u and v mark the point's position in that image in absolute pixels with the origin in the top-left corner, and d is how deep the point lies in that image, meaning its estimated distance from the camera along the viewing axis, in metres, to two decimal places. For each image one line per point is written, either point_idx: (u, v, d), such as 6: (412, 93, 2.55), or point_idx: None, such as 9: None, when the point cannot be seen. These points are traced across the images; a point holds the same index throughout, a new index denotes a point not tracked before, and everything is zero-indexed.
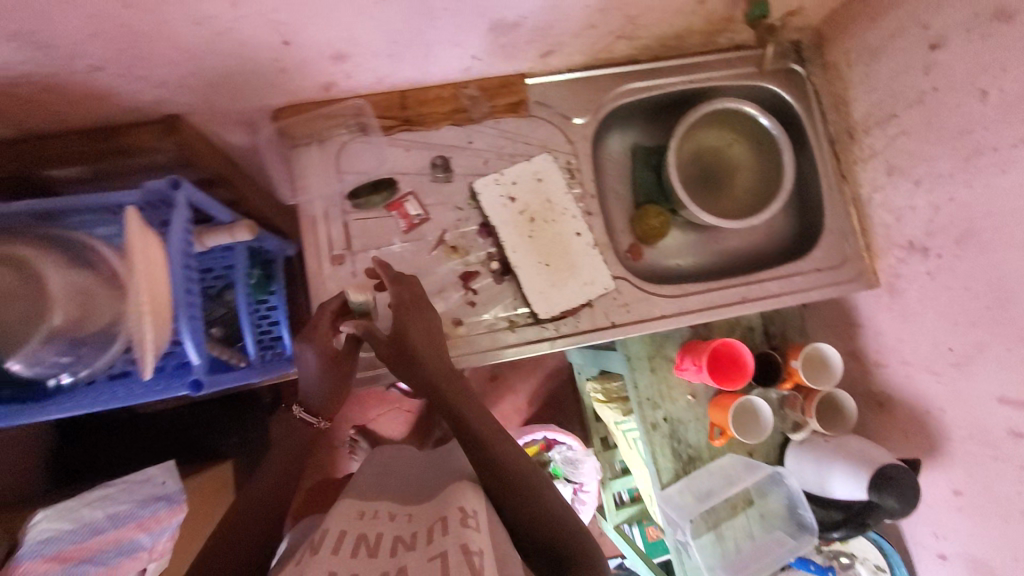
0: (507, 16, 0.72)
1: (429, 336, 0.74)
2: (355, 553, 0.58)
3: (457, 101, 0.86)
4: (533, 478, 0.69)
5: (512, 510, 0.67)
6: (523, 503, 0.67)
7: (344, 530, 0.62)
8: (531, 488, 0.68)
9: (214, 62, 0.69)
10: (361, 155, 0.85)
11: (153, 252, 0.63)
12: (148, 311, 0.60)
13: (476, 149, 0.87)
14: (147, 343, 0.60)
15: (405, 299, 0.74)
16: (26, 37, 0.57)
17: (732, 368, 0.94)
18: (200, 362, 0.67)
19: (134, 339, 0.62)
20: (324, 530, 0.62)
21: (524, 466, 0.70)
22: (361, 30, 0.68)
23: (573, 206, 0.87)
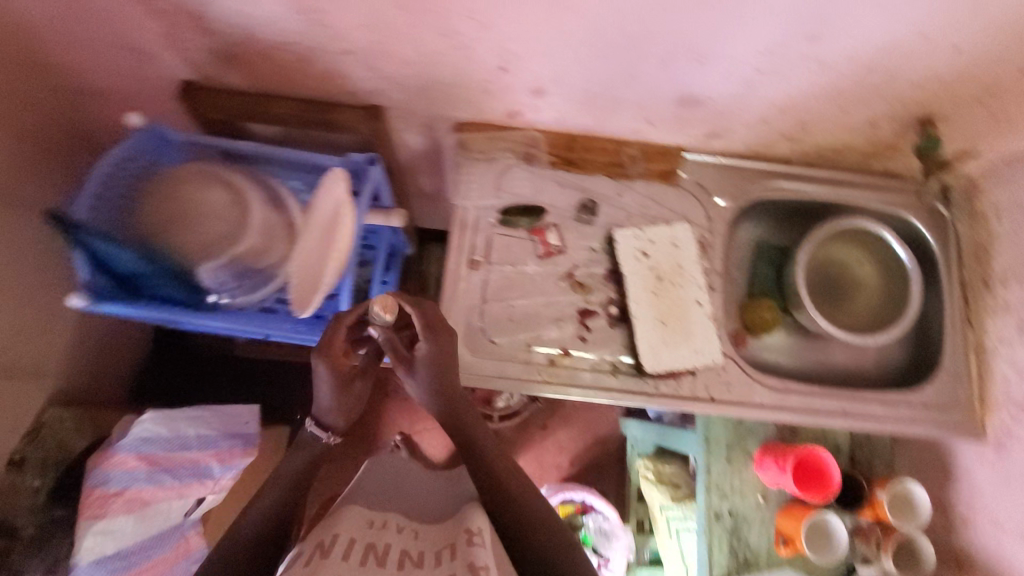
0: (694, 93, 0.79)
1: (455, 365, 0.75)
2: (365, 563, 0.54)
3: (617, 156, 0.94)
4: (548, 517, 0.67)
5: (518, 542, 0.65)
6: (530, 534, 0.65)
7: (353, 538, 0.58)
8: (551, 527, 0.66)
9: (435, 70, 0.79)
10: (519, 180, 0.93)
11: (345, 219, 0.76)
12: (336, 261, 0.76)
13: (622, 202, 0.93)
14: (324, 286, 0.76)
15: (428, 322, 0.74)
16: (314, 13, 0.69)
17: (815, 479, 0.92)
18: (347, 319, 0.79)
19: (312, 280, 0.78)
20: (332, 536, 0.58)
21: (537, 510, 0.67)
22: (567, 73, 0.77)
23: (700, 277, 0.91)
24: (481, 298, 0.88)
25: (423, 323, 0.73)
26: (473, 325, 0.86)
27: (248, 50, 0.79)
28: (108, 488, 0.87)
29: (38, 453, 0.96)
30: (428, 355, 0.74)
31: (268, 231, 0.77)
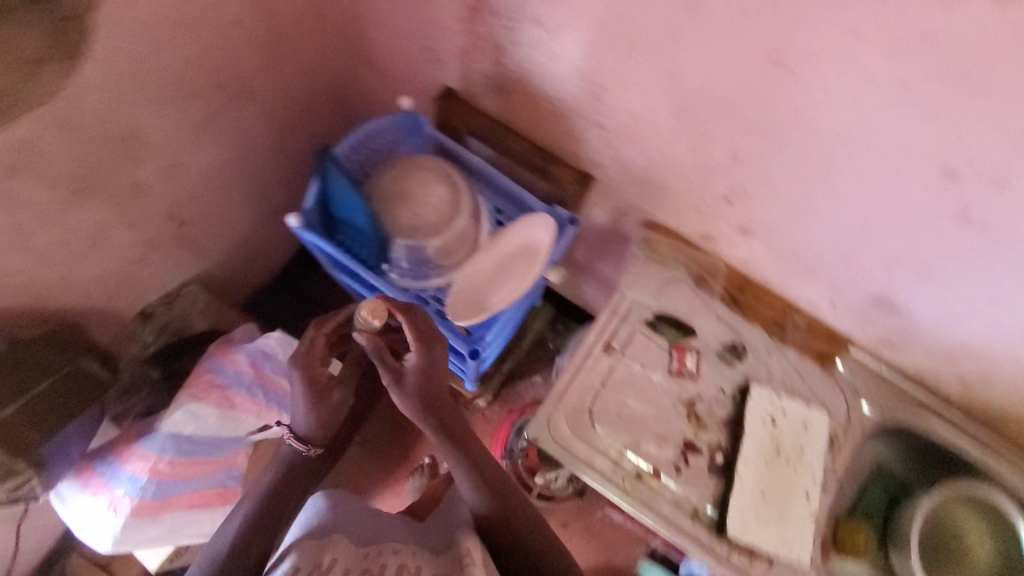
0: (895, 300, 0.79)
1: (442, 377, 0.74)
2: None
3: (783, 318, 0.94)
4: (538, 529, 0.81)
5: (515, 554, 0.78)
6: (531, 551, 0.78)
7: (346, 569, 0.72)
8: (540, 533, 0.80)
9: (664, 174, 0.84)
10: (681, 295, 0.95)
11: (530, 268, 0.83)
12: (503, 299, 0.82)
13: (768, 361, 0.92)
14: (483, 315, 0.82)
15: (421, 334, 0.73)
16: (597, 88, 0.77)
17: None
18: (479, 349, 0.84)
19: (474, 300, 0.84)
20: (328, 561, 0.71)
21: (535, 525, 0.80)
22: (782, 230, 0.80)
23: (817, 470, 0.86)
24: (599, 382, 0.89)
25: (414, 337, 0.72)
26: (582, 403, 0.87)
27: (518, 88, 0.89)
28: (217, 378, 0.96)
29: (165, 316, 1.06)
30: (416, 369, 0.72)
31: (464, 240, 0.87)
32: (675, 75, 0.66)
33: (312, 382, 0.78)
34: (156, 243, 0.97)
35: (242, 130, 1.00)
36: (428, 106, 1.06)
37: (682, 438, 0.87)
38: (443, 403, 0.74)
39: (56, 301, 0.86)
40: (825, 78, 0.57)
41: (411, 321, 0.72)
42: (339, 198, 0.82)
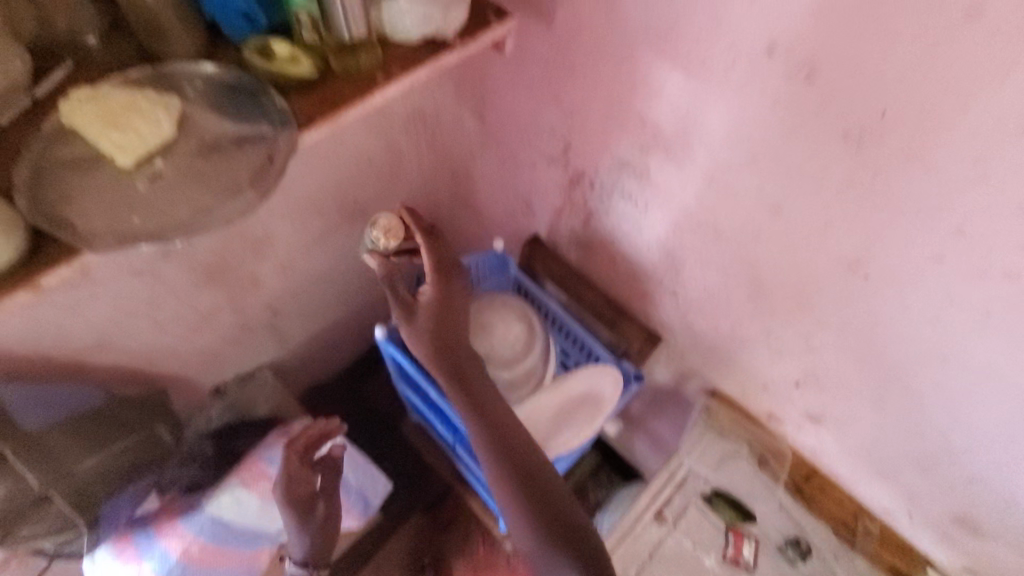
0: (981, 527, 0.73)
1: (455, 308, 0.77)
2: None
3: (853, 522, 0.87)
4: (552, 484, 0.71)
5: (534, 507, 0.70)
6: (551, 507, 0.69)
7: None
8: (555, 499, 0.70)
9: (731, 349, 0.86)
10: (739, 474, 0.92)
11: (590, 412, 0.87)
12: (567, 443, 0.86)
13: (831, 565, 0.87)
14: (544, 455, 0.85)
15: (438, 265, 0.77)
16: (676, 260, 0.83)
17: None
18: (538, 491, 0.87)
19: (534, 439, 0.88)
20: None
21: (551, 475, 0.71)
22: (854, 426, 0.77)
23: None
24: (647, 557, 0.85)
25: (431, 264, 0.76)
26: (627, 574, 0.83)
27: (600, 247, 0.97)
28: (268, 468, 0.95)
29: (235, 394, 1.11)
30: (430, 301, 0.76)
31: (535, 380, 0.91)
32: (752, 263, 0.71)
33: (292, 497, 0.86)
34: (249, 328, 1.06)
35: (352, 247, 1.12)
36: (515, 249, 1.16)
37: None
38: (447, 333, 0.75)
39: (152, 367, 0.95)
40: (907, 290, 0.58)
41: (429, 244, 0.77)
42: None
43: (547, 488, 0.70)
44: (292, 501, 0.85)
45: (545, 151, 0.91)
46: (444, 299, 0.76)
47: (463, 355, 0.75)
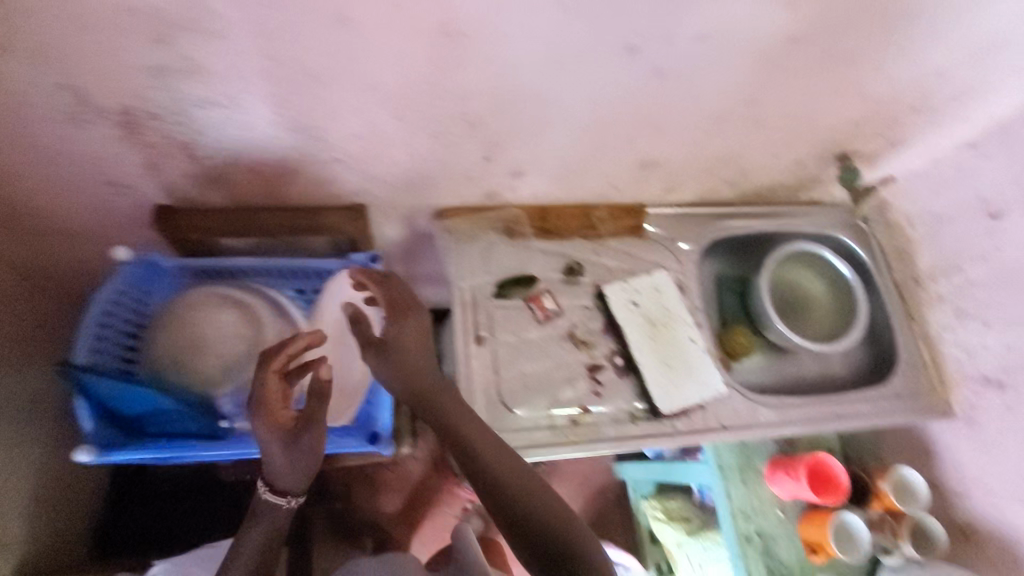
0: (654, 156, 0.90)
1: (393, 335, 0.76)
2: None
3: (588, 219, 1.02)
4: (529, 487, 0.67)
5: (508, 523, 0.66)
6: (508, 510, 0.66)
7: None
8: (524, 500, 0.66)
9: (423, 165, 0.84)
10: (504, 254, 0.98)
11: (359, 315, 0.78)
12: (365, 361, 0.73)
13: (602, 261, 1.01)
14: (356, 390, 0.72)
15: (388, 295, 0.79)
16: (309, 129, 0.73)
17: (826, 484, 0.98)
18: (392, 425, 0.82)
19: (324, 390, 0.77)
20: None
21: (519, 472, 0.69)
22: (546, 154, 0.85)
23: (686, 316, 0.98)
24: (498, 369, 0.90)
25: (383, 296, 0.79)
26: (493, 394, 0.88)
27: (232, 171, 0.81)
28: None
29: None
30: (390, 336, 0.76)
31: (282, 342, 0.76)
32: (373, 82, 0.66)
33: (276, 421, 0.67)
34: None
35: None
36: (152, 235, 0.91)
37: (586, 365, 0.93)
38: (399, 360, 0.75)
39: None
40: (498, 19, 0.60)
41: None
42: (128, 395, 0.68)
43: (504, 501, 0.67)
44: (274, 426, 0.67)
45: (65, 113, 0.66)
46: (401, 336, 0.76)
47: (431, 387, 0.74)
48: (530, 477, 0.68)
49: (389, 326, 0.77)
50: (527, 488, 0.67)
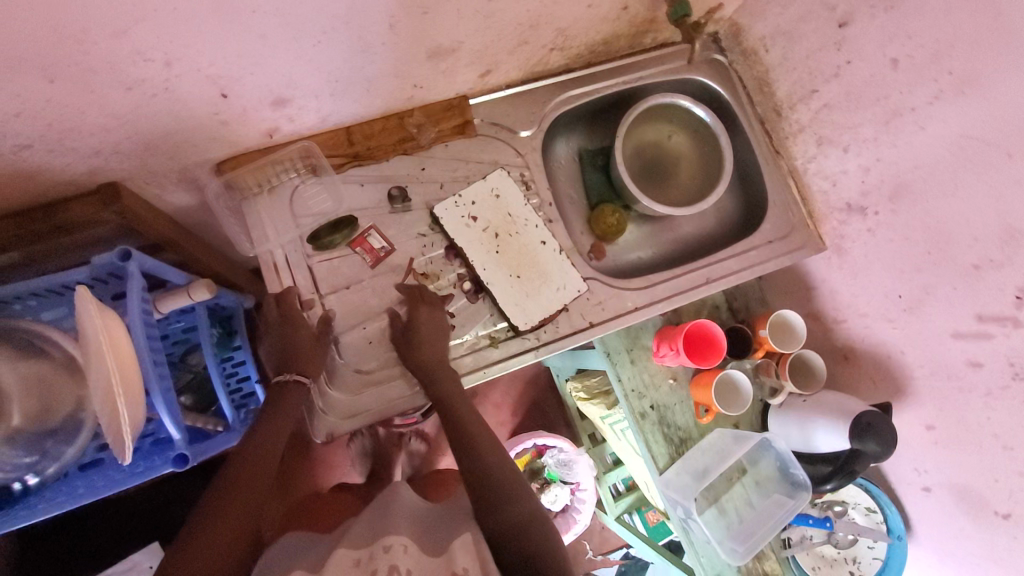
0: (443, 43, 0.74)
1: (438, 329, 0.80)
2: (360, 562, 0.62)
3: (404, 130, 0.87)
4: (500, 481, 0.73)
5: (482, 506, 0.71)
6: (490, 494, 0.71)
7: None
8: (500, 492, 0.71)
9: (150, 123, 0.66)
10: (312, 198, 0.85)
11: (114, 328, 0.63)
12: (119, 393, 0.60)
13: (430, 175, 0.88)
14: (123, 420, 0.60)
15: (416, 295, 0.82)
16: None
17: (707, 346, 0.98)
18: (180, 433, 0.68)
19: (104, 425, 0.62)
20: None
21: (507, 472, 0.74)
22: (301, 72, 0.69)
23: (534, 216, 0.89)
24: (336, 330, 0.82)
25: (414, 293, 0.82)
26: (334, 359, 0.81)
27: None
28: None
29: None
30: (429, 326, 0.79)
31: (33, 388, 0.65)
32: None
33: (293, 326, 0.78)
34: None
35: None
36: None
37: (433, 300, 0.85)
38: (420, 352, 0.78)
39: (224, 512, 0.66)
40: None
41: None
42: None
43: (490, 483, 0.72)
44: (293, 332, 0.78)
45: None
46: (422, 325, 0.79)
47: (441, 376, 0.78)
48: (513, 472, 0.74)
49: (426, 322, 0.80)
50: (508, 490, 0.72)
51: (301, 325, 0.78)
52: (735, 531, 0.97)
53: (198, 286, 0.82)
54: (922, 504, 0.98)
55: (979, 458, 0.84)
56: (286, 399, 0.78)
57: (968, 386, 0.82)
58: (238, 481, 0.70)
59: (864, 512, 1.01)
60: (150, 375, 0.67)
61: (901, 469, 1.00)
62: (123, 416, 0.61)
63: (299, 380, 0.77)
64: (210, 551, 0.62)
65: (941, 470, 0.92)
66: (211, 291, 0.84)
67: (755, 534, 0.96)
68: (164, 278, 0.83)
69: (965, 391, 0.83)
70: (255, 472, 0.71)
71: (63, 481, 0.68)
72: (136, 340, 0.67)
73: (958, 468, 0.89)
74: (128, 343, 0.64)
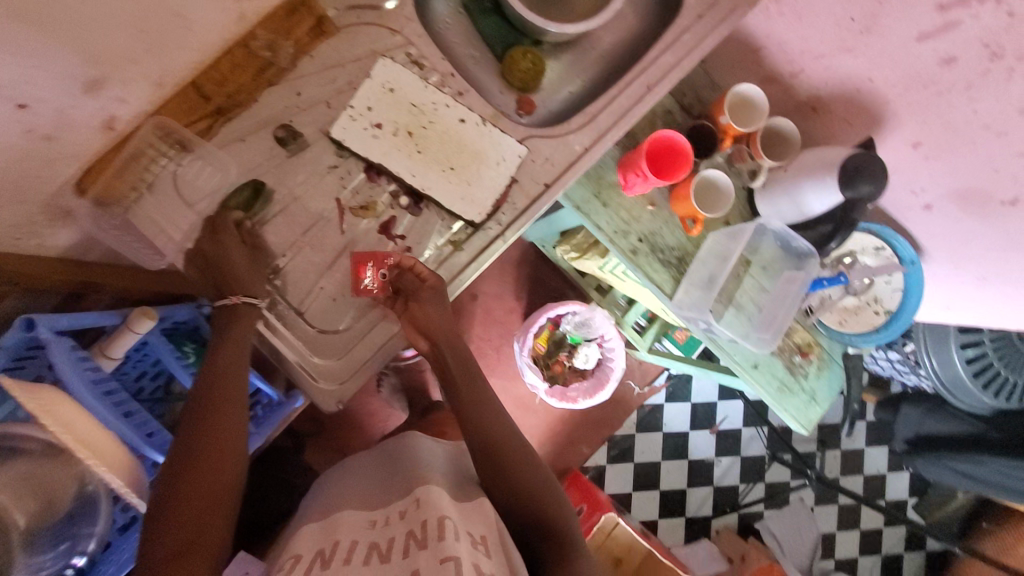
0: None
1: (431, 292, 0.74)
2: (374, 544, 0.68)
3: (257, 58, 0.74)
4: (530, 472, 0.77)
5: (508, 493, 0.76)
6: (519, 485, 0.76)
7: (357, 541, 0.70)
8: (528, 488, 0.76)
9: None
10: (199, 177, 0.74)
11: (59, 403, 0.58)
12: (95, 460, 0.57)
13: (311, 98, 0.76)
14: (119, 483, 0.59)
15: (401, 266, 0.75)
16: None
17: (674, 158, 0.91)
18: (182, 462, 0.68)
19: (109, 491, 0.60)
20: None
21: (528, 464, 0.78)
22: (94, 37, 0.56)
23: (440, 95, 0.78)
24: (298, 301, 0.76)
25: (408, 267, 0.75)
26: (305, 329, 0.75)
27: None
28: None
29: None
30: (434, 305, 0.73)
31: (26, 491, 0.62)
32: None
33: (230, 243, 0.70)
34: None
35: None
36: None
37: (378, 230, 0.77)
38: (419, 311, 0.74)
39: (208, 421, 0.61)
40: None
41: None
42: None
43: (520, 466, 0.77)
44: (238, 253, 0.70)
45: None
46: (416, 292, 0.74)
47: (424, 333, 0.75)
48: (536, 464, 0.78)
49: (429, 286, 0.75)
50: (528, 475, 0.77)
51: (236, 253, 0.71)
52: (756, 320, 1.00)
53: (137, 317, 0.76)
54: (926, 222, 0.97)
55: (972, 154, 0.81)
56: (234, 325, 0.69)
57: (947, 86, 0.76)
58: (215, 405, 0.62)
59: (874, 254, 1.01)
60: (135, 439, 0.66)
61: (900, 198, 0.97)
62: (118, 480, 0.59)
63: (249, 302, 0.70)
64: (188, 505, 0.55)
65: (936, 183, 0.89)
66: (153, 317, 0.77)
67: (778, 317, 0.99)
68: (94, 325, 0.77)
69: (944, 93, 0.77)
70: (227, 376, 0.66)
71: (112, 551, 0.70)
72: (95, 410, 0.64)
73: (953, 173, 0.85)
74: (82, 412, 0.60)
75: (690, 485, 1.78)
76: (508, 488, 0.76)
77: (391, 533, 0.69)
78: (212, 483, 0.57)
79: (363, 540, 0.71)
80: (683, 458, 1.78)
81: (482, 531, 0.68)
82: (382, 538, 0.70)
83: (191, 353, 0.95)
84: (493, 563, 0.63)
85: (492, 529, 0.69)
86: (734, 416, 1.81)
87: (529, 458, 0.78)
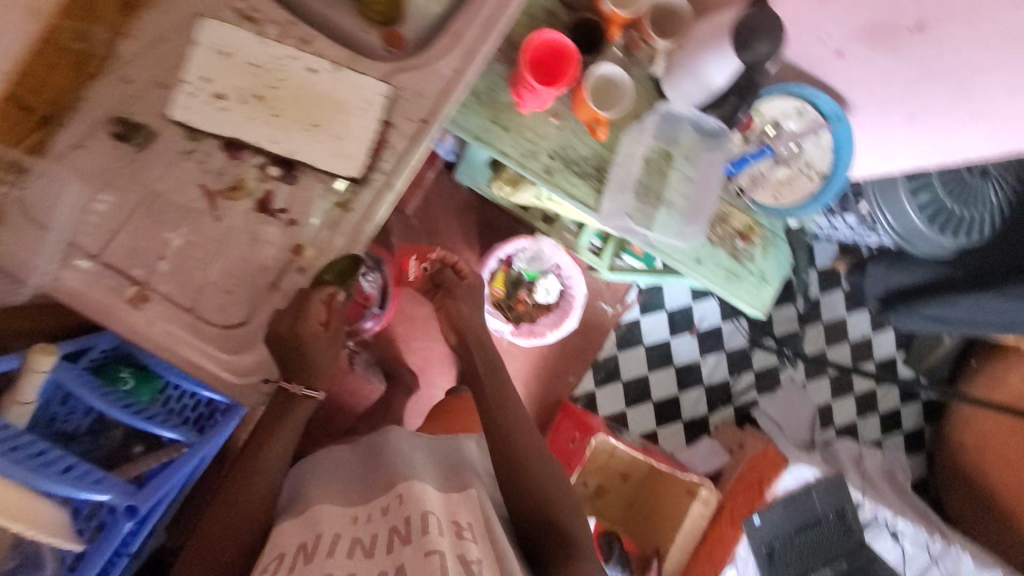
0: None
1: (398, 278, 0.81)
2: (350, 552, 0.63)
3: (73, 52, 0.69)
4: (545, 476, 0.84)
5: (519, 493, 0.82)
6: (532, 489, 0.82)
7: (338, 534, 0.66)
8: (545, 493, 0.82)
9: None
10: (40, 197, 0.66)
11: None
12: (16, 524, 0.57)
13: (144, 83, 0.71)
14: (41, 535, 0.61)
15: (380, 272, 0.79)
16: None
17: (561, 60, 0.86)
18: (109, 497, 0.72)
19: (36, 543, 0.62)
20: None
21: (541, 471, 0.84)
22: None
23: (280, 47, 0.72)
24: (190, 301, 0.71)
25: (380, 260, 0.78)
26: (207, 329, 0.71)
27: None
28: None
29: None
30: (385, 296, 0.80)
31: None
32: None
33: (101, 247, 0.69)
34: None
35: None
36: None
37: (255, 209, 0.72)
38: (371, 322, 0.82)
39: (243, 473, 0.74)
40: None
41: None
42: None
43: (538, 467, 0.85)
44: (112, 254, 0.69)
45: None
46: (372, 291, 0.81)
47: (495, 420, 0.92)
48: (545, 470, 0.84)
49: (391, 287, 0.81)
50: (542, 480, 0.83)
51: None
52: (686, 213, 0.98)
53: (38, 357, 0.73)
54: (843, 71, 0.91)
55: None
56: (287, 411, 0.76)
57: None
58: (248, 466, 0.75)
59: (796, 115, 0.95)
60: (57, 488, 0.66)
61: (810, 50, 0.91)
62: (44, 535, 0.61)
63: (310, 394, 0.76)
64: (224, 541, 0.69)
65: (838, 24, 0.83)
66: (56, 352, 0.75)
67: (704, 207, 0.97)
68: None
69: None
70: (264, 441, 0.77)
71: None
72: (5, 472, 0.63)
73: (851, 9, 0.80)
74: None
75: (682, 389, 1.79)
76: (519, 491, 0.82)
77: (376, 530, 0.65)
78: (232, 527, 0.70)
79: (345, 535, 0.66)
80: (670, 365, 1.78)
81: (466, 518, 0.70)
82: (363, 534, 0.66)
83: (129, 377, 0.92)
84: (479, 548, 0.64)
85: (478, 518, 0.71)
86: (712, 314, 1.80)
87: (532, 467, 0.84)
